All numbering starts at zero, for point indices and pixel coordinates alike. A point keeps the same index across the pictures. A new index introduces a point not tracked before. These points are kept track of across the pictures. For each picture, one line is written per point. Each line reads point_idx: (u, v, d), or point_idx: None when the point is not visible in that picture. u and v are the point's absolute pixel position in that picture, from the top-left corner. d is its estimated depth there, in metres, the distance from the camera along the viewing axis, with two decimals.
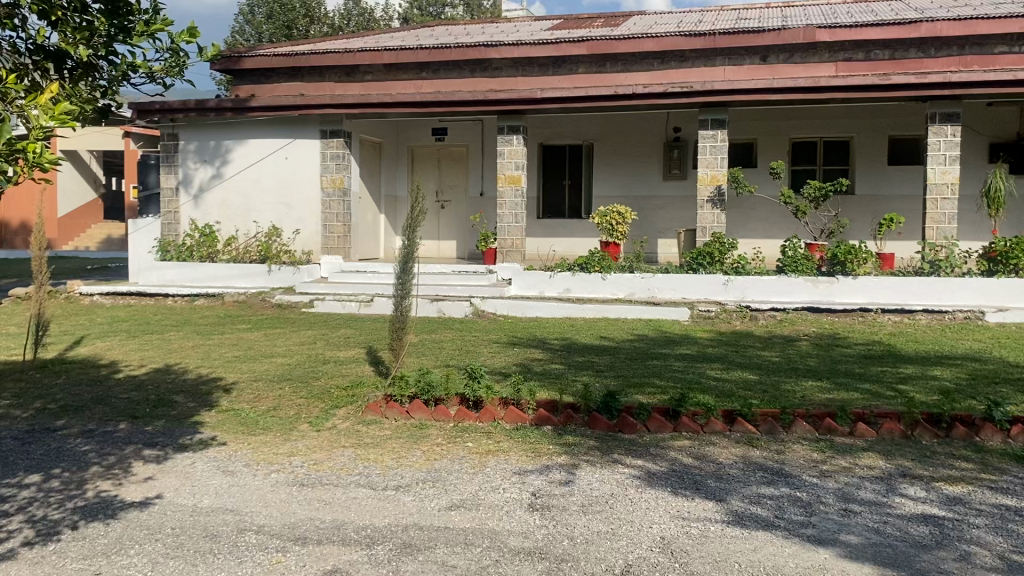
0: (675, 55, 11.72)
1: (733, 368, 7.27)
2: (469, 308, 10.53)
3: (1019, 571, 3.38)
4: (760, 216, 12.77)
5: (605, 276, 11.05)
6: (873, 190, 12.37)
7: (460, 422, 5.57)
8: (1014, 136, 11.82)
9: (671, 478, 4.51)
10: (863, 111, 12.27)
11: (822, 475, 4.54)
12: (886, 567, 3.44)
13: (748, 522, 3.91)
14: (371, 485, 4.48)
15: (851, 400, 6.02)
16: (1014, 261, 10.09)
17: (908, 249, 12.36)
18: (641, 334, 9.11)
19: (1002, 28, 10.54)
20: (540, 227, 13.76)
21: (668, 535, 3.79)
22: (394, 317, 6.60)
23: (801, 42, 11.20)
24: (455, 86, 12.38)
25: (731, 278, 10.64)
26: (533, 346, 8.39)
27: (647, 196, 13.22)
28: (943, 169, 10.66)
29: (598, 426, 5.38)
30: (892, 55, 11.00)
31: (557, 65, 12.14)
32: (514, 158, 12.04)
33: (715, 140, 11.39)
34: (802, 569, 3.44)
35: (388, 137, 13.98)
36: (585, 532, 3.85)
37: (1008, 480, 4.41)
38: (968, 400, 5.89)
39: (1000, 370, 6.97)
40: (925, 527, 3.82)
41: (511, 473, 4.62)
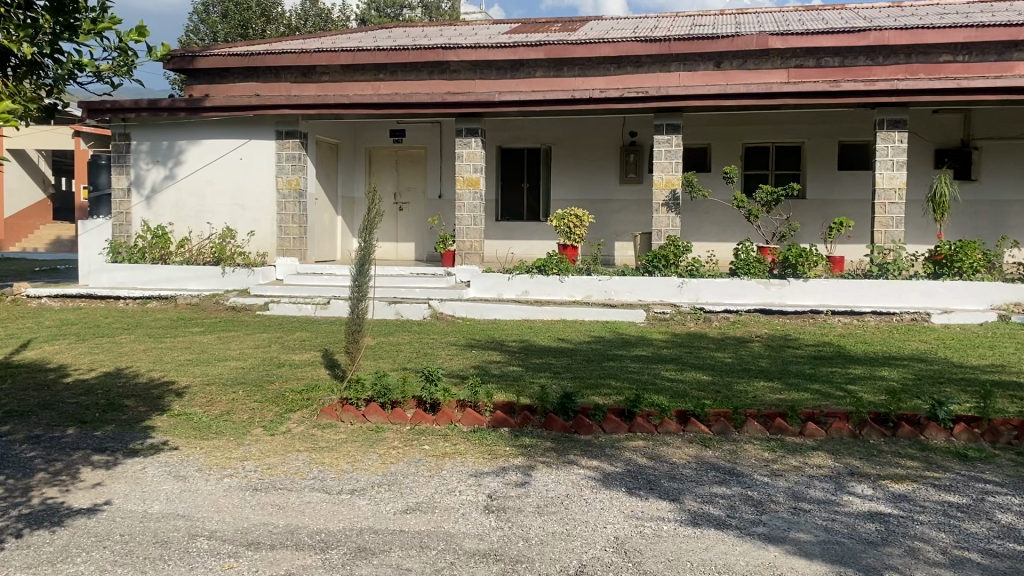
0: (631, 60, 11.83)
1: (687, 368, 7.39)
2: (427, 311, 10.50)
3: (961, 565, 3.48)
4: (714, 220, 12.95)
5: (563, 278, 11.11)
6: (824, 194, 12.62)
7: (417, 425, 5.56)
8: (958, 143, 12.15)
9: (626, 478, 4.57)
10: (814, 117, 12.52)
11: (773, 474, 4.62)
12: (834, 563, 3.51)
13: (701, 522, 3.96)
14: (326, 489, 4.46)
15: (801, 400, 6.15)
16: (958, 264, 10.38)
17: (857, 252, 12.62)
18: (597, 336, 9.18)
19: (947, 37, 10.83)
20: (497, 230, 13.79)
21: (622, 534, 3.83)
22: (350, 319, 6.56)
23: (754, 48, 11.37)
24: (412, 88, 12.35)
25: (686, 280, 10.79)
26: (491, 348, 8.41)
27: (604, 199, 13.33)
28: (891, 174, 10.91)
29: (555, 427, 5.42)
30: (843, 63, 11.21)
31: (514, 68, 12.16)
32: (472, 160, 12.05)
33: (670, 145, 11.53)
34: (753, 567, 3.50)
35: (344, 138, 13.89)
36: (540, 533, 3.88)
37: (952, 477, 4.54)
38: (914, 400, 6.05)
39: (945, 370, 7.18)
40: (872, 524, 3.91)
41: (466, 475, 4.63)
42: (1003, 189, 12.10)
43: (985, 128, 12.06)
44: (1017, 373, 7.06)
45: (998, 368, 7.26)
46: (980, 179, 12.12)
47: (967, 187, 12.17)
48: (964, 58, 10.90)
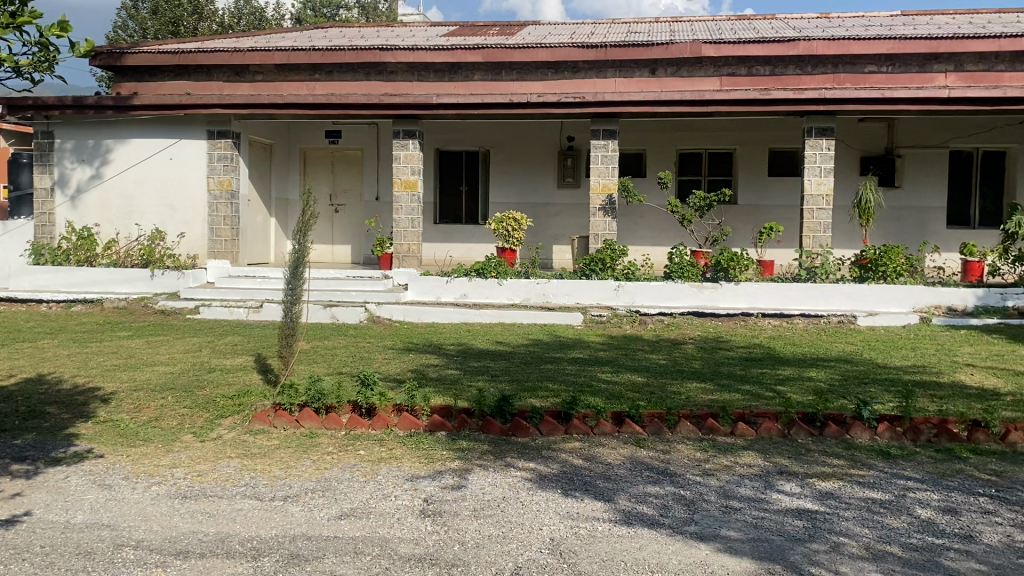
0: (569, 65, 11.90)
1: (622, 370, 7.47)
2: (363, 314, 10.41)
3: (884, 559, 3.60)
4: (649, 224, 13.13)
5: (501, 281, 11.14)
6: (755, 200, 12.91)
7: (352, 430, 5.50)
8: (882, 151, 12.56)
9: (561, 479, 4.60)
10: (745, 124, 12.80)
11: (705, 474, 4.70)
12: (762, 560, 3.59)
13: (634, 522, 4.02)
14: (258, 496, 4.38)
15: (733, 400, 6.29)
16: (882, 269, 10.74)
17: (786, 256, 12.94)
18: (535, 339, 9.22)
19: (872, 49, 11.18)
20: (435, 233, 13.72)
21: (557, 536, 3.86)
22: (283, 323, 6.46)
23: (688, 56, 11.57)
24: (349, 89, 12.21)
25: (622, 283, 10.92)
26: (428, 352, 8.38)
27: (542, 203, 13.40)
28: (819, 180, 11.22)
29: (492, 430, 5.41)
30: (773, 72, 11.48)
31: (452, 71, 12.11)
32: (409, 162, 12.00)
33: (606, 150, 11.67)
34: (685, 565, 3.55)
35: (279, 138, 13.67)
36: (476, 536, 3.87)
37: (875, 475, 4.69)
38: (840, 400, 6.23)
39: (870, 371, 7.43)
40: (800, 522, 4.02)
41: (403, 480, 4.60)
42: (924, 197, 12.56)
43: (908, 137, 12.49)
44: (936, 373, 7.34)
45: (919, 369, 7.53)
46: (902, 187, 12.55)
47: (891, 193, 12.60)
48: (888, 69, 11.27)
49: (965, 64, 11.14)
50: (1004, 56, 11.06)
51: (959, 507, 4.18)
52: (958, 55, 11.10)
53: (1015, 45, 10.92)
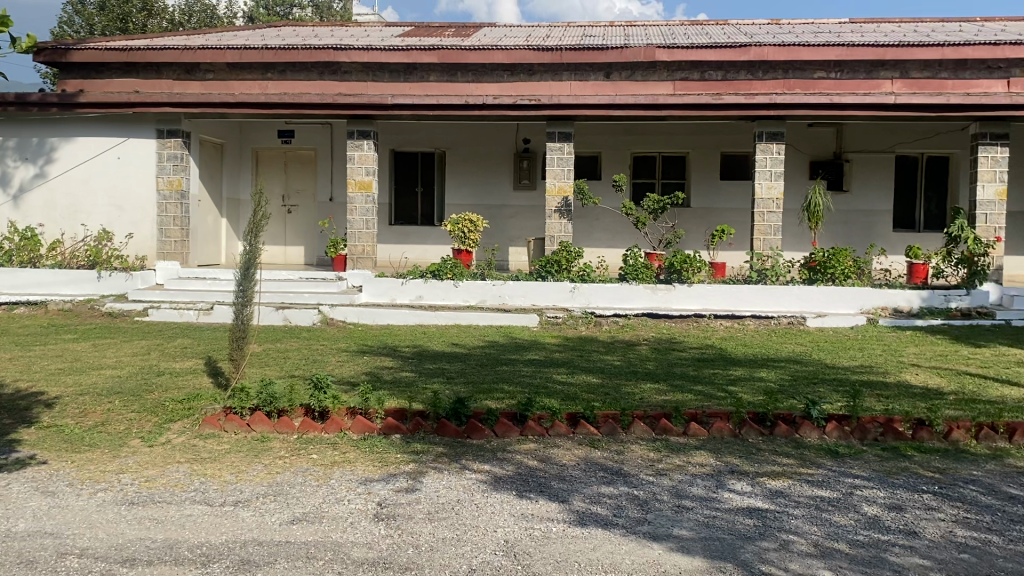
0: (524, 68, 11.90)
1: (577, 372, 7.51)
2: (317, 317, 10.30)
3: (831, 556, 3.66)
4: (604, 226, 13.23)
5: (457, 283, 11.11)
6: (708, 203, 13.08)
7: (305, 434, 5.44)
8: (831, 155, 12.83)
9: (516, 481, 4.60)
10: (698, 128, 12.96)
11: (658, 474, 4.74)
12: (714, 558, 3.64)
13: (588, 522, 4.04)
14: (208, 501, 4.30)
15: (686, 401, 6.37)
16: (830, 271, 10.97)
17: (738, 258, 13.13)
18: (491, 340, 9.21)
19: (821, 55, 11.39)
20: (390, 234, 13.63)
21: (511, 538, 3.86)
22: (234, 326, 6.36)
23: (642, 60, 11.67)
24: (302, 88, 12.06)
25: (577, 285, 10.97)
26: (382, 354, 8.32)
27: (498, 204, 13.41)
28: (770, 184, 11.41)
29: (447, 432, 5.39)
30: (725, 77, 11.63)
31: (407, 72, 12.04)
32: (364, 163, 11.92)
33: (562, 153, 11.72)
34: (638, 565, 3.58)
35: (230, 138, 13.46)
36: (430, 539, 3.85)
37: (823, 473, 4.78)
38: (789, 400, 6.34)
39: (818, 371, 7.57)
40: (751, 520, 4.07)
41: (356, 484, 4.56)
42: (871, 200, 12.85)
43: (855, 142, 12.75)
44: (882, 373, 7.51)
45: (866, 369, 7.69)
46: (850, 190, 12.82)
47: (839, 197, 12.87)
48: (836, 75, 11.48)
49: (910, 72, 11.40)
50: (947, 64, 11.32)
51: (905, 504, 4.28)
52: (903, 62, 11.35)
53: (958, 53, 11.19)
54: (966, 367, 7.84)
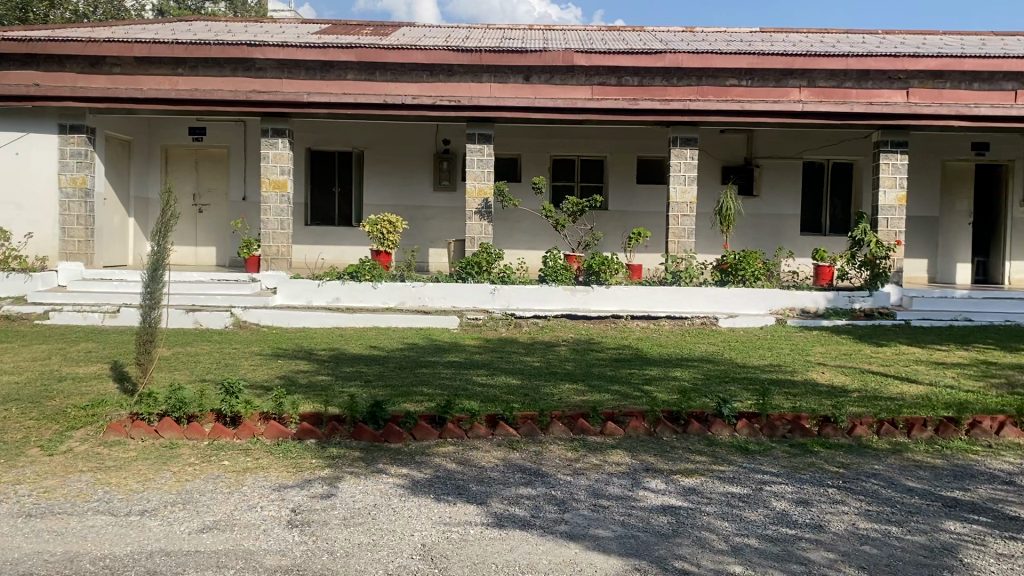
0: (443, 68, 11.83)
1: (497, 373, 7.53)
2: (229, 319, 10.04)
3: (741, 551, 3.76)
4: (524, 228, 13.30)
5: (376, 284, 11.00)
6: (625, 206, 13.29)
7: (216, 440, 5.29)
8: (742, 161, 13.21)
9: (434, 484, 4.57)
10: (615, 133, 13.15)
11: (575, 474, 4.78)
12: (629, 556, 3.69)
13: (506, 524, 4.04)
14: (112, 511, 4.14)
15: (603, 401, 6.44)
16: (742, 272, 11.29)
17: (653, 260, 13.38)
18: (411, 343, 9.14)
19: (733, 63, 11.69)
20: (306, 235, 13.39)
21: (428, 541, 3.83)
22: (141, 328, 6.13)
23: (560, 64, 11.75)
24: (214, 85, 11.73)
25: (498, 287, 10.99)
26: (297, 357, 8.15)
27: (417, 205, 13.33)
28: (684, 189, 11.69)
29: (364, 437, 5.31)
30: (641, 82, 11.83)
31: (325, 69, 11.79)
32: (279, 162, 11.73)
33: (482, 154, 11.73)
34: (554, 565, 3.60)
35: (138, 134, 12.99)
36: (345, 545, 3.79)
37: (734, 469, 4.90)
38: (702, 398, 6.49)
39: (730, 370, 7.76)
40: (665, 517, 4.15)
41: (269, 491, 4.45)
42: (780, 204, 13.27)
43: (765, 148, 13.17)
44: (790, 371, 7.75)
45: (774, 368, 7.94)
46: (761, 195, 13.23)
47: (750, 201, 13.26)
48: (747, 82, 11.81)
49: (817, 81, 11.80)
50: (851, 74, 11.77)
51: (811, 499, 4.43)
52: (811, 72, 11.74)
53: (861, 64, 11.64)
54: (868, 365, 8.17)
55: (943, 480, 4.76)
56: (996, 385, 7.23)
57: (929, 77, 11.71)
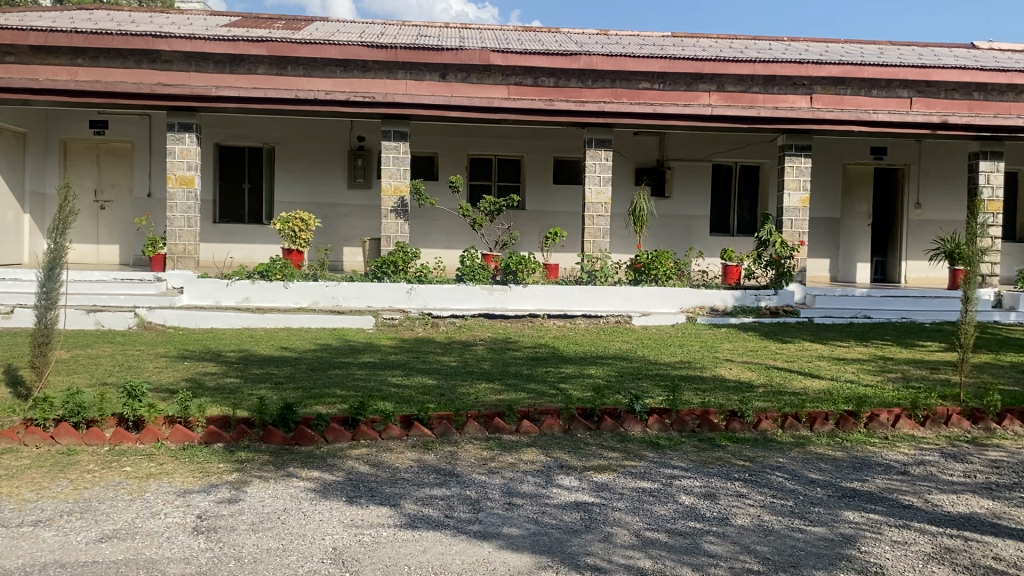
0: (357, 64, 11.70)
1: (412, 373, 7.50)
2: (133, 320, 9.69)
3: (650, 546, 3.83)
4: (441, 227, 13.26)
5: (287, 284, 10.79)
6: (542, 205, 13.39)
7: (117, 445, 5.09)
8: (655, 162, 13.47)
9: (346, 487, 4.51)
10: (531, 133, 13.23)
11: (489, 473, 4.79)
12: (541, 554, 3.71)
13: (418, 525, 4.02)
14: (1, 523, 3.94)
15: (519, 400, 6.46)
16: (654, 272, 11.51)
17: (570, 260, 13.52)
18: (324, 343, 8.99)
19: (646, 66, 11.93)
20: (215, 233, 13.03)
21: (340, 545, 3.77)
22: (36, 330, 5.83)
23: (476, 63, 11.76)
24: (117, 77, 11.32)
25: (414, 286, 10.92)
26: (206, 359, 7.93)
27: (331, 203, 13.13)
28: (599, 189, 11.85)
29: (274, 439, 5.20)
30: (557, 83, 11.95)
31: (234, 63, 11.54)
32: (185, 157, 11.40)
33: (397, 152, 11.64)
34: (468, 565, 3.59)
35: (34, 127, 12.41)
36: (253, 551, 3.70)
37: (646, 465, 5.00)
38: (615, 395, 6.59)
39: (642, 367, 7.91)
40: (576, 514, 4.20)
41: (174, 497, 4.31)
42: (691, 205, 13.60)
43: (676, 150, 13.47)
44: (699, 368, 7.96)
45: (685, 365, 8.13)
46: (673, 196, 13.52)
47: (662, 203, 13.54)
48: (659, 85, 12.06)
49: (726, 85, 12.13)
50: (758, 80, 12.16)
51: (717, 492, 4.55)
52: (720, 77, 12.06)
53: (767, 69, 12.04)
54: (774, 361, 8.45)
55: (843, 471, 4.96)
56: (892, 379, 7.58)
57: (831, 84, 12.19)
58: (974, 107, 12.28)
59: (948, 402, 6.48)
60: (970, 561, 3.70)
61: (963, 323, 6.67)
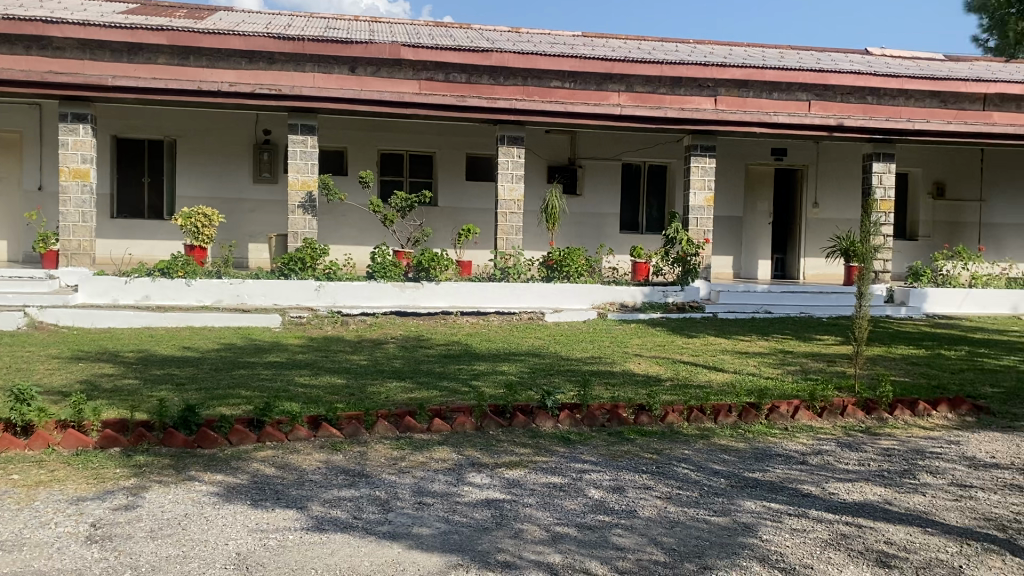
0: (263, 56, 11.43)
1: (321, 372, 7.34)
2: (23, 320, 9.20)
3: (560, 541, 3.86)
4: (351, 223, 13.07)
5: (190, 281, 10.45)
6: (454, 202, 13.35)
7: (3, 452, 4.83)
8: (566, 161, 13.61)
9: (252, 490, 4.39)
10: (443, 129, 13.17)
11: (400, 473, 4.74)
12: (450, 553, 3.69)
13: (326, 527, 3.94)
14: None
15: (430, 397, 6.43)
16: (566, 268, 11.61)
17: (482, 256, 13.52)
18: (228, 342, 8.75)
19: (556, 65, 12.05)
20: (112, 228, 12.50)
21: (244, 550, 3.67)
22: None
23: (387, 57, 11.64)
24: (4, 63, 10.75)
25: (323, 283, 10.74)
26: (102, 360, 7.59)
27: (235, 198, 12.78)
28: (511, 186, 11.90)
29: (174, 442, 5.02)
30: (468, 79, 11.94)
31: (132, 52, 11.12)
32: (79, 149, 10.91)
33: (304, 146, 11.40)
34: (377, 566, 3.55)
35: None
36: (152, 559, 3.56)
37: (556, 460, 5.03)
38: (527, 391, 6.62)
39: (554, 363, 7.97)
40: (487, 511, 4.19)
41: (65, 505, 4.11)
42: (601, 203, 13.78)
43: (587, 149, 13.63)
44: (610, 363, 8.06)
45: (596, 360, 8.24)
46: (584, 194, 13.68)
47: (573, 200, 13.68)
48: (570, 84, 12.20)
49: (635, 86, 12.35)
50: (665, 81, 12.42)
51: (625, 485, 4.62)
52: (629, 77, 12.27)
53: (674, 71, 12.32)
54: (681, 355, 8.64)
55: (746, 462, 5.10)
56: (792, 372, 7.85)
57: (734, 86, 12.57)
58: (868, 111, 12.83)
59: (844, 393, 6.74)
60: (863, 546, 3.85)
61: (858, 318, 6.94)
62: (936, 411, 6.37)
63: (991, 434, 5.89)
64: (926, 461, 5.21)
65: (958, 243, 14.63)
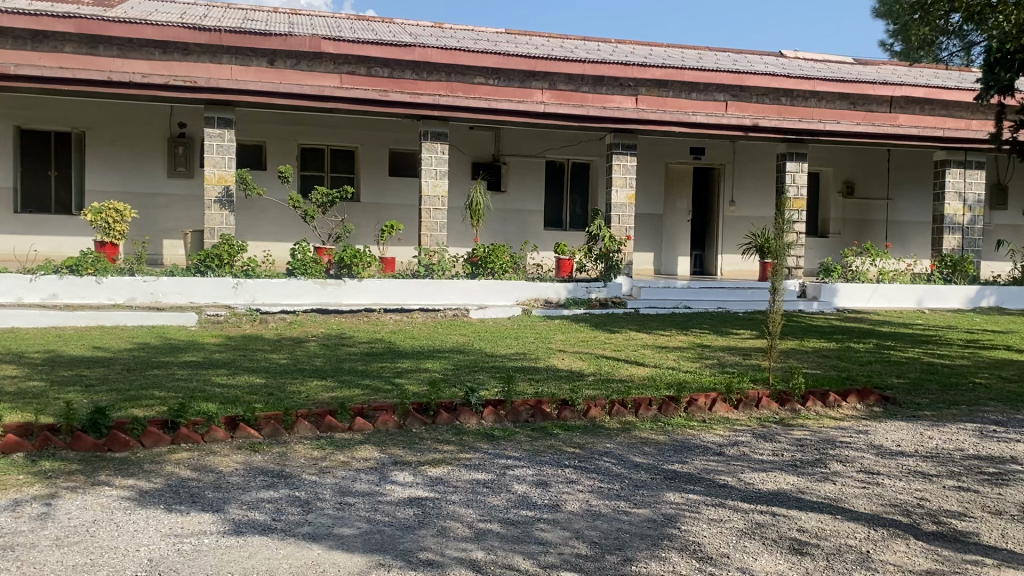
0: (177, 47, 11.11)
1: (239, 372, 7.15)
2: None
3: (484, 537, 3.86)
4: (271, 219, 12.80)
5: (101, 279, 10.07)
6: (376, 198, 13.21)
7: None
8: (490, 157, 13.62)
9: (166, 494, 4.25)
10: (365, 124, 13.01)
11: (321, 473, 4.66)
12: (373, 553, 3.65)
13: (244, 530, 3.85)
14: None
15: (352, 396, 6.35)
16: (490, 265, 11.62)
17: (406, 253, 13.41)
18: (143, 342, 8.47)
19: (480, 61, 12.05)
20: (16, 223, 11.95)
21: (156, 555, 3.55)
22: None
23: (307, 50, 11.46)
24: None
25: (241, 281, 10.51)
26: (5, 362, 7.24)
27: (148, 192, 12.36)
28: (435, 182, 11.84)
29: (82, 446, 4.83)
30: (391, 74, 11.84)
31: (36, 39, 10.72)
32: None
33: (222, 139, 11.10)
34: (295, 568, 3.48)
35: None
36: (58, 567, 3.42)
37: (479, 457, 5.03)
38: (451, 388, 6.61)
39: (478, 360, 7.97)
40: (410, 509, 4.16)
41: None
42: (525, 200, 13.83)
43: (511, 145, 13.66)
44: (534, 359, 8.11)
45: (520, 356, 8.27)
46: (508, 190, 13.71)
47: (497, 196, 13.70)
48: (493, 81, 12.22)
49: (557, 84, 12.46)
50: (588, 79, 12.56)
51: (549, 480, 4.65)
52: (551, 75, 12.40)
53: (596, 70, 12.46)
54: (603, 350, 8.75)
55: (666, 454, 5.20)
56: (709, 365, 8.05)
57: (654, 86, 12.80)
58: (783, 111, 13.22)
59: (759, 385, 6.95)
60: (778, 534, 3.97)
61: (772, 312, 7.15)
62: (845, 402, 6.62)
63: (897, 423, 6.15)
64: (837, 450, 5.40)
65: (867, 239, 15.21)
